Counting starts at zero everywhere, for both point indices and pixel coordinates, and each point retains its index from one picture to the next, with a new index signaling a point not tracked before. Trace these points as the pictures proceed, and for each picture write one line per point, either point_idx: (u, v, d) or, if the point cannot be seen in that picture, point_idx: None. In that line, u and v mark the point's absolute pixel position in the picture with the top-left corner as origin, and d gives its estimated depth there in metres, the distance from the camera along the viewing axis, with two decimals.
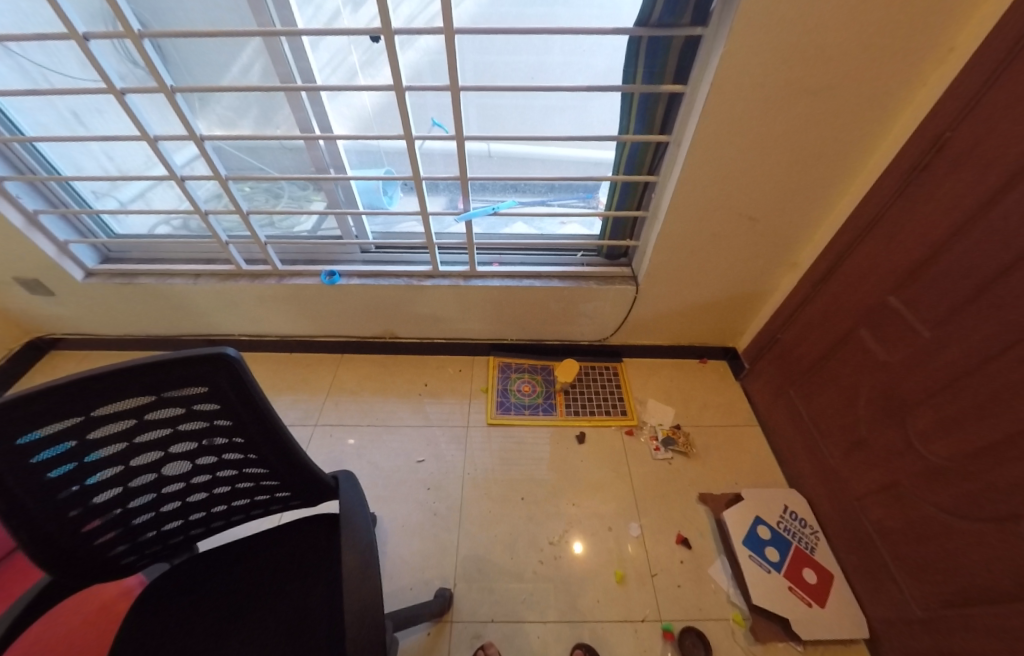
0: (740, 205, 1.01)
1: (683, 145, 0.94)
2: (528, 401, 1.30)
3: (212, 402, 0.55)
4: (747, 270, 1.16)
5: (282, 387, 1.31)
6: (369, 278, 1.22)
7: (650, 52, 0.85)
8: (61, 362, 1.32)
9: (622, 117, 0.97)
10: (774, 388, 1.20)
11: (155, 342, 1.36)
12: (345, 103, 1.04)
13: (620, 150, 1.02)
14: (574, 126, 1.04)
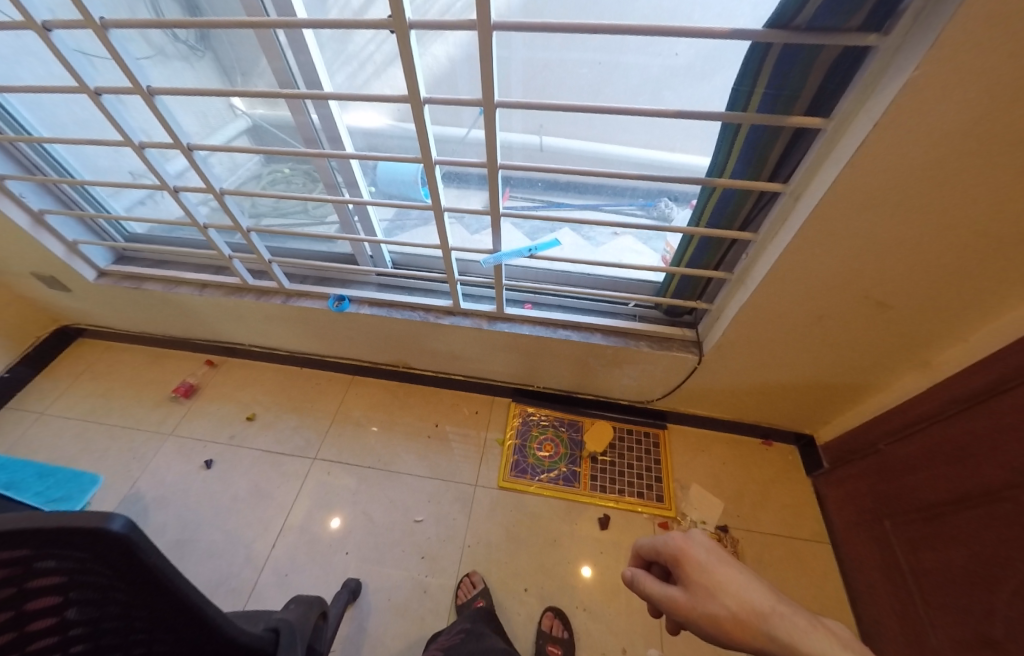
0: (866, 287, 0.72)
1: (807, 201, 0.66)
2: (547, 463, 1.14)
3: (105, 568, 0.38)
4: (855, 360, 0.87)
5: (287, 407, 1.23)
6: (382, 307, 1.06)
7: (781, 67, 0.56)
8: (86, 352, 1.34)
9: (714, 154, 0.70)
10: (863, 509, 0.95)
11: (172, 341, 1.34)
12: (359, 115, 0.83)
13: (705, 195, 0.75)
14: (645, 160, 0.79)
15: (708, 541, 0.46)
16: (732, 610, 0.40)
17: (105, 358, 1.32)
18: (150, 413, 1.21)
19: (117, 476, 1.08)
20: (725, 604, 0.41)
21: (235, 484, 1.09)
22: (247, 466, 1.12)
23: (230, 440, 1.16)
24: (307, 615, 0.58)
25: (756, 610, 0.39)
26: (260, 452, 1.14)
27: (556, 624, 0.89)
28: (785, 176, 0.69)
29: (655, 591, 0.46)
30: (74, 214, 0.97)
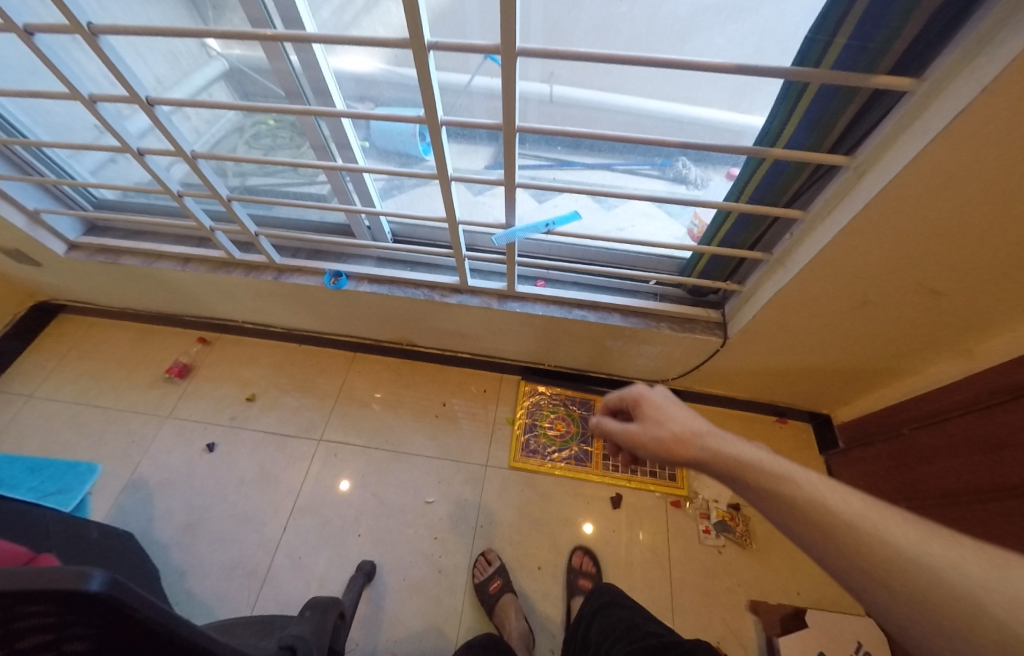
0: (921, 275, 0.65)
1: (872, 181, 0.57)
2: (559, 442, 1.12)
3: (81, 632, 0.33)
4: (891, 346, 0.82)
5: (288, 386, 1.18)
6: (383, 285, 0.98)
7: (876, 13, 0.45)
8: (69, 329, 1.26)
9: (769, 119, 0.59)
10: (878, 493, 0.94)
11: (160, 317, 1.26)
12: (348, 60, 0.69)
13: (751, 166, 0.66)
14: (692, 124, 0.66)
15: (665, 391, 0.53)
16: (675, 433, 0.48)
17: (90, 336, 1.25)
18: (145, 395, 1.15)
19: (119, 460, 1.05)
20: (671, 430, 0.49)
21: (240, 467, 1.06)
22: (251, 449, 1.09)
23: (231, 422, 1.12)
24: (325, 627, 0.58)
25: (698, 433, 0.46)
26: (262, 434, 1.11)
27: (587, 561, 0.95)
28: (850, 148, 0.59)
29: (615, 429, 0.55)
30: (31, 180, 0.85)
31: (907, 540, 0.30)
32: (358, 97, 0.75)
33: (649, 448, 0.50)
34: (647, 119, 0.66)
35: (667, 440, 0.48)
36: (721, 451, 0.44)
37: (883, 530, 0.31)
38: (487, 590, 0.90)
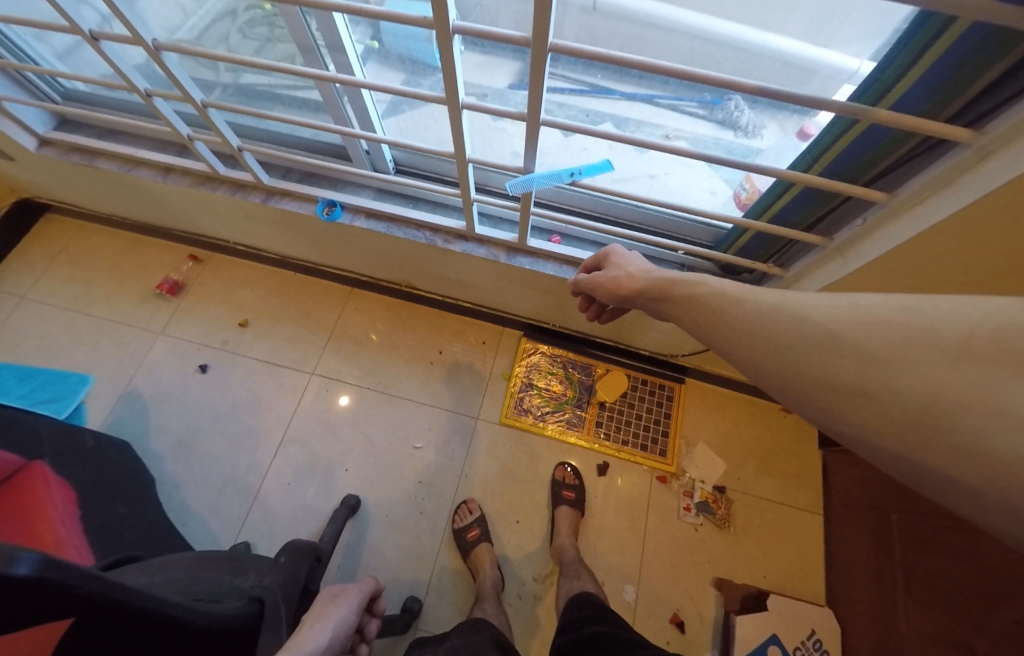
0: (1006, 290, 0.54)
1: (990, 170, 0.43)
2: (553, 403, 1.09)
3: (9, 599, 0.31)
4: None
5: (282, 315, 1.14)
6: (380, 221, 0.88)
7: None
8: (58, 230, 1.20)
9: (880, 66, 0.45)
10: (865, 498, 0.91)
11: (150, 227, 1.19)
12: None
13: (840, 126, 0.52)
14: (775, 62, 0.50)
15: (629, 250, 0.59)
16: (629, 272, 0.54)
17: (79, 239, 1.19)
18: (138, 308, 1.13)
19: (115, 373, 1.06)
20: (626, 272, 0.55)
21: (232, 391, 1.06)
22: (244, 374, 1.08)
23: (224, 345, 1.10)
24: (299, 571, 0.59)
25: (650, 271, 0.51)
26: (254, 361, 1.09)
27: (570, 474, 1.01)
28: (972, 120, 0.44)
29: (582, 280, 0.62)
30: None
31: (807, 304, 0.31)
32: None
33: (606, 289, 0.56)
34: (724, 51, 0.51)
35: (620, 283, 0.53)
36: (659, 277, 0.48)
37: (766, 300, 0.34)
38: (464, 537, 0.93)
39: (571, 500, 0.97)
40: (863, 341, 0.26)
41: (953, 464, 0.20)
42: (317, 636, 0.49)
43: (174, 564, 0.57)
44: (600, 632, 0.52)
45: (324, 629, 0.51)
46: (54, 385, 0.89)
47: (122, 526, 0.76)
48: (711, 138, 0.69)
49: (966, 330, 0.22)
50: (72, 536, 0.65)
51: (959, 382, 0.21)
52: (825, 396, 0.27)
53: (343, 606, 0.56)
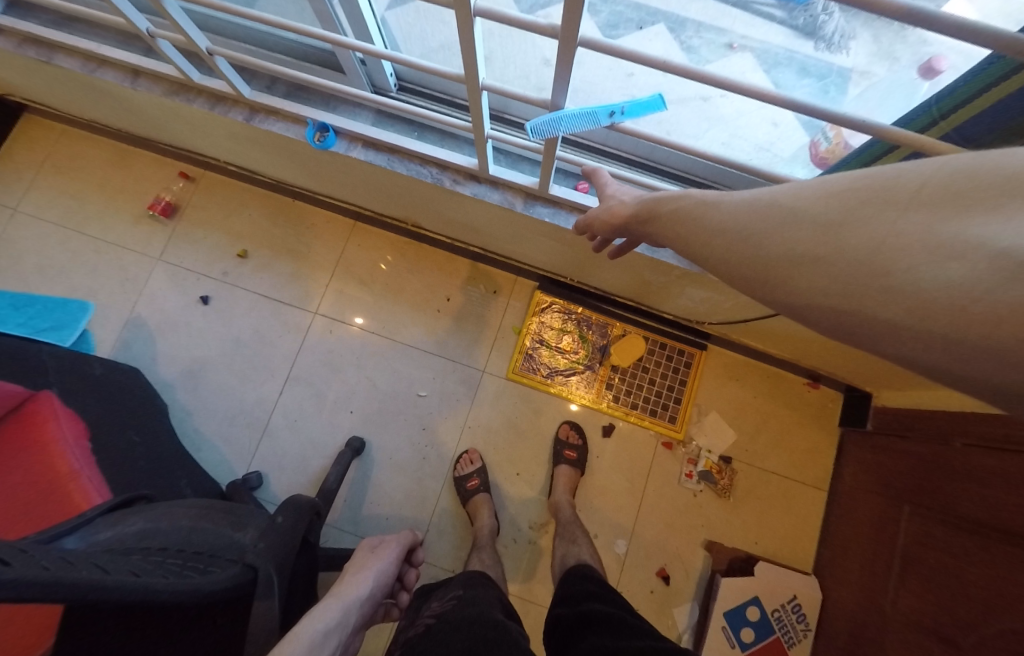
0: None
1: None
2: (563, 362, 1.04)
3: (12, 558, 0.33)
4: None
5: (283, 247, 1.07)
6: (381, 154, 0.77)
7: None
8: (39, 137, 1.09)
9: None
10: (870, 483, 0.89)
11: (135, 140, 1.07)
12: None
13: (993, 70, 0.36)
14: None
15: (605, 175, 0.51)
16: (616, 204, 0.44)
17: (62, 148, 1.09)
18: (133, 231, 1.07)
19: (117, 298, 1.03)
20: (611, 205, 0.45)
21: (236, 325, 1.04)
22: (246, 309, 1.04)
23: (224, 277, 1.05)
24: (298, 529, 0.62)
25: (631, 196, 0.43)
26: (255, 296, 1.05)
27: (574, 434, 1.00)
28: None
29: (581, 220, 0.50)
30: None
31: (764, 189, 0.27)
32: None
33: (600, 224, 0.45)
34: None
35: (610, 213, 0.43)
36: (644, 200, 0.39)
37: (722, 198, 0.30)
38: (464, 485, 0.96)
39: (572, 460, 0.97)
40: (821, 207, 0.22)
41: (892, 310, 0.18)
42: (357, 585, 0.54)
43: (178, 513, 0.60)
44: (597, 613, 0.51)
45: (366, 580, 0.55)
46: (54, 313, 0.87)
47: (136, 455, 0.78)
48: (783, 52, 0.55)
49: (919, 182, 0.19)
50: (86, 468, 0.67)
51: (904, 226, 0.18)
52: (775, 272, 0.24)
53: (382, 560, 0.61)
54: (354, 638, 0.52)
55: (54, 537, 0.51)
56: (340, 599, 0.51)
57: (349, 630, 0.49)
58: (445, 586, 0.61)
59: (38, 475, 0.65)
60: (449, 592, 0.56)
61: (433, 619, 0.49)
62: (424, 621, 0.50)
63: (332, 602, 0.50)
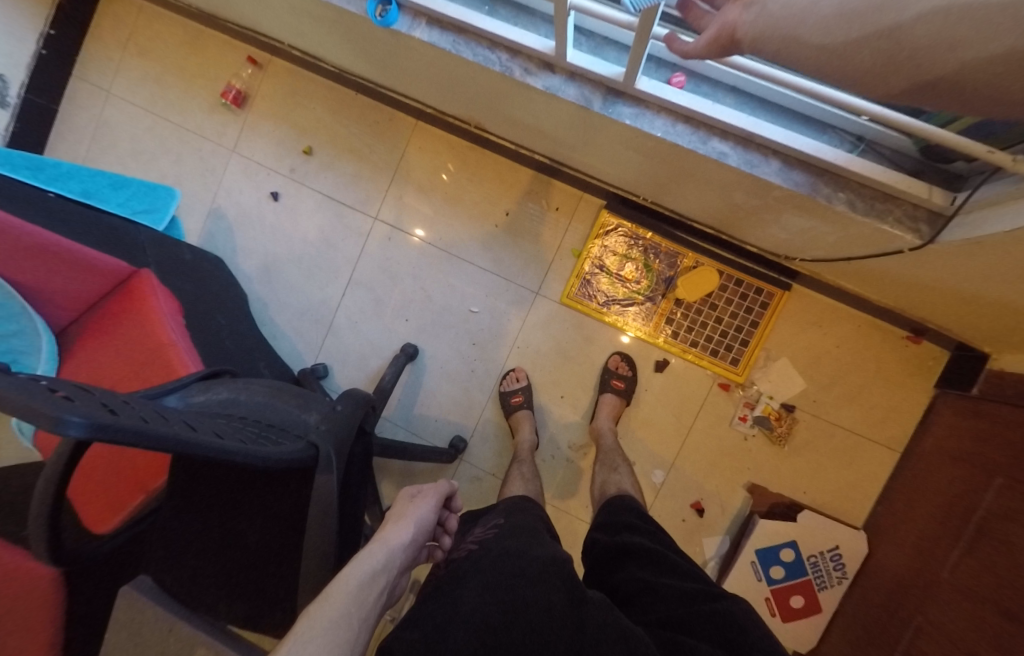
0: None
1: None
2: (621, 292, 0.98)
3: (129, 415, 0.36)
4: None
5: (345, 146, 1.05)
6: (447, 35, 0.68)
7: None
8: (120, 9, 1.13)
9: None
10: (954, 449, 0.80)
11: (205, 17, 1.07)
12: None
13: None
14: None
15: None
16: None
17: (140, 23, 1.12)
18: (210, 119, 1.10)
19: (200, 189, 1.10)
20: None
21: (304, 225, 1.07)
22: (312, 208, 1.07)
23: (292, 173, 1.07)
24: (355, 418, 0.67)
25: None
26: (321, 196, 1.06)
27: (624, 365, 0.97)
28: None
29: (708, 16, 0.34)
30: None
31: None
32: None
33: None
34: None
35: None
36: None
37: None
38: (508, 400, 0.99)
39: (619, 391, 0.95)
40: None
41: None
42: (400, 530, 0.44)
43: (256, 388, 0.67)
44: (637, 545, 0.51)
45: (408, 525, 0.45)
46: (148, 197, 0.93)
47: (222, 336, 0.87)
48: None
49: None
50: (181, 342, 0.74)
51: None
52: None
53: (424, 504, 0.49)
54: (398, 583, 0.44)
55: (158, 394, 0.57)
56: (383, 544, 0.42)
57: (393, 577, 0.41)
58: (489, 513, 0.62)
59: (146, 343, 0.74)
60: (491, 521, 0.57)
61: (475, 545, 0.49)
62: (467, 545, 0.51)
63: (372, 550, 0.41)
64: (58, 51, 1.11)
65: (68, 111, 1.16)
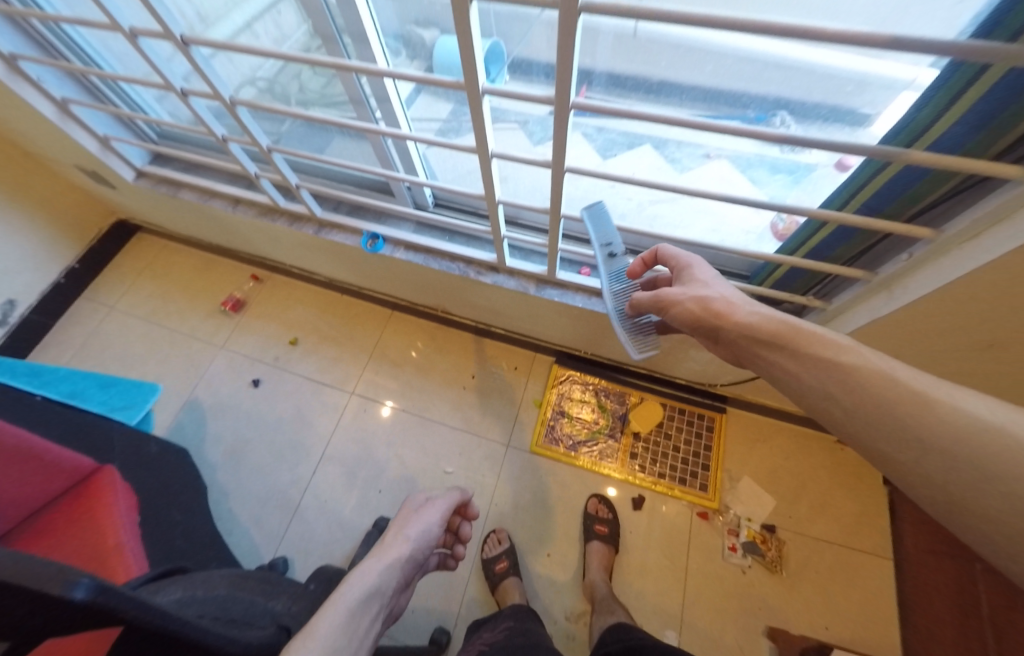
0: None
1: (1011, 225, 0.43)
2: (584, 433, 1.07)
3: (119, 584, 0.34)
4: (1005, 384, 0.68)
5: (329, 334, 1.22)
6: (418, 253, 0.94)
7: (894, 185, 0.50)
8: (144, 248, 1.41)
9: (911, 111, 0.44)
10: None
11: (220, 251, 1.36)
12: None
13: (966, 72, 0.38)
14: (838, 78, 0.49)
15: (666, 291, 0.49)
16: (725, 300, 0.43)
17: (160, 257, 1.39)
18: (205, 324, 1.26)
19: (180, 383, 1.17)
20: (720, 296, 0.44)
21: (280, 407, 1.13)
22: (291, 390, 1.15)
23: (275, 362, 1.19)
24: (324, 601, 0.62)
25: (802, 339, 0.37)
26: (301, 379, 1.17)
27: (604, 508, 0.98)
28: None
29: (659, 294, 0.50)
30: (106, 109, 0.90)
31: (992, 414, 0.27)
32: (404, 49, 0.70)
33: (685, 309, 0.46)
34: (749, 64, 0.51)
35: (707, 300, 0.44)
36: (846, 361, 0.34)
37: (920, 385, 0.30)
38: (492, 568, 0.91)
39: (604, 536, 0.93)
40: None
41: None
42: (400, 546, 0.59)
43: (215, 580, 0.61)
44: None
45: (408, 541, 0.60)
46: (129, 395, 0.97)
47: (174, 534, 0.81)
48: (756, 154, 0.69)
49: None
50: (130, 543, 0.68)
51: None
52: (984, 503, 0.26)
53: (428, 517, 0.65)
54: (398, 597, 0.60)
55: None
56: (383, 559, 0.56)
57: (390, 588, 0.53)
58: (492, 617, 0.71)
59: (88, 546, 0.67)
60: (500, 624, 0.66)
61: (487, 646, 0.60)
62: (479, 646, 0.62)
63: (373, 565, 0.54)
64: (75, 280, 1.31)
65: (63, 326, 1.28)
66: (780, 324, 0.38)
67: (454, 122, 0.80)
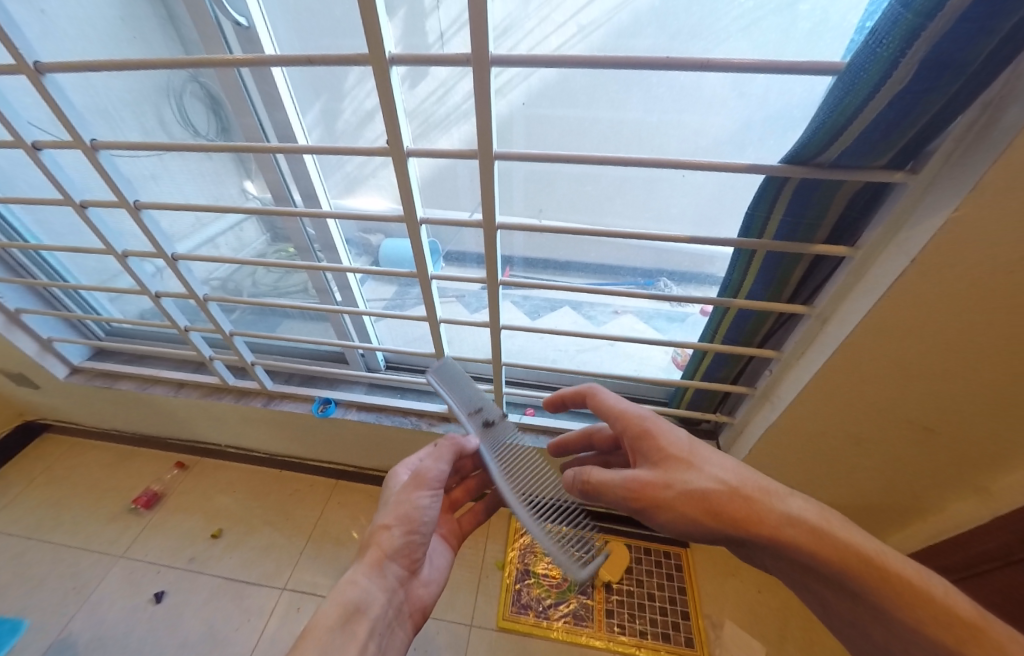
0: (903, 410, 0.66)
1: (834, 332, 0.61)
2: (554, 595, 0.98)
3: None
4: (895, 477, 0.79)
5: (263, 518, 1.10)
6: (371, 412, 0.99)
7: (737, 321, 0.72)
8: (48, 449, 1.28)
9: (729, 272, 0.66)
10: None
11: (143, 441, 1.28)
12: (357, 202, 0.80)
13: (745, 256, 0.62)
14: (685, 254, 0.74)
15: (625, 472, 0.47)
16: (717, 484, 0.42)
17: (65, 457, 1.26)
18: (104, 529, 1.09)
19: (52, 615, 0.94)
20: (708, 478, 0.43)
21: (187, 626, 0.92)
22: (205, 600, 0.96)
23: (189, 564, 1.02)
24: None
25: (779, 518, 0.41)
26: (220, 581, 0.99)
27: None
28: (807, 297, 0.65)
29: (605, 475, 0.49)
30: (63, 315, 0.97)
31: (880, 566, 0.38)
32: (361, 251, 0.89)
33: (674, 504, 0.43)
34: (614, 251, 0.76)
35: (705, 495, 0.42)
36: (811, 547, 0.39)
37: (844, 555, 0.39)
38: None
39: None
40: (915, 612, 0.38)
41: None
42: (384, 536, 0.54)
43: None
44: None
45: (393, 524, 0.55)
46: None
47: None
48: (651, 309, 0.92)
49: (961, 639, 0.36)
50: None
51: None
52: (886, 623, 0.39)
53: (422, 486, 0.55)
54: (406, 594, 0.56)
55: None
56: (368, 560, 0.53)
57: (378, 601, 0.52)
58: None
59: None
60: None
61: None
62: None
63: (355, 577, 0.52)
64: None
65: None
66: (808, 530, 0.39)
67: (399, 299, 0.95)
